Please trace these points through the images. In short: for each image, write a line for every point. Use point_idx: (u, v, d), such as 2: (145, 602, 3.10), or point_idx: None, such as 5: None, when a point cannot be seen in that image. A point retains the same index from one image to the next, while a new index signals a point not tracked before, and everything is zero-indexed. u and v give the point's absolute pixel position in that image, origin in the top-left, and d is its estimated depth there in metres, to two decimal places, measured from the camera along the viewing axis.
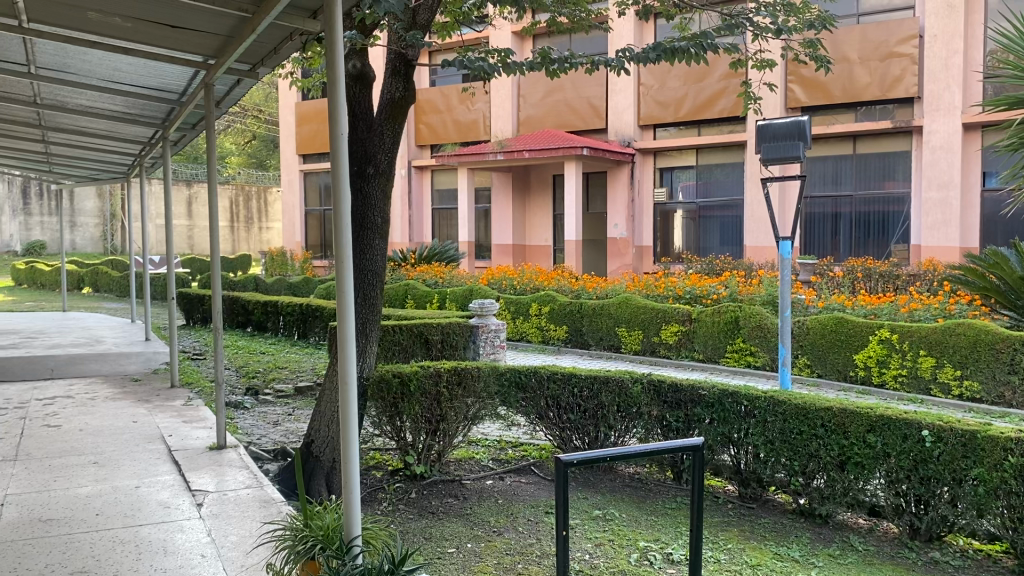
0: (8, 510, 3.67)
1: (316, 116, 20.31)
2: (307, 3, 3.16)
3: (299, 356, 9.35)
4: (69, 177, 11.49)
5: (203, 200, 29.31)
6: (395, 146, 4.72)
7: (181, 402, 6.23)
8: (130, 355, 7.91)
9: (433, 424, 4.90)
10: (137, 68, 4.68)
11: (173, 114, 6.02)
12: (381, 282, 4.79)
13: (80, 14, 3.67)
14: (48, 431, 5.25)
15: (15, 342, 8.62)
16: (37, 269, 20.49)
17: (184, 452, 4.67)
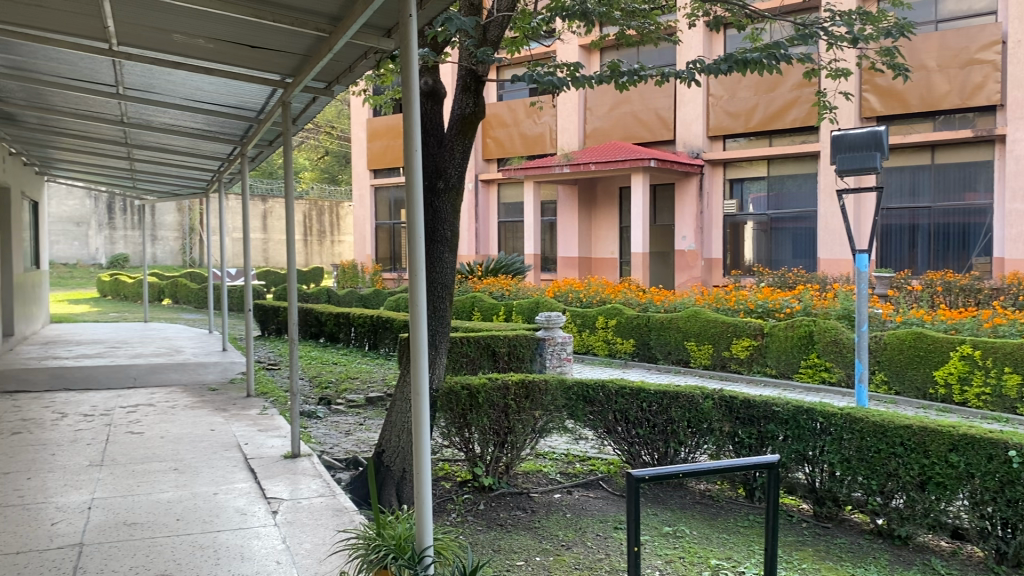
0: (95, 514, 3.82)
1: (387, 132, 20.68)
2: (381, 23, 3.24)
3: (370, 367, 9.50)
4: (152, 193, 11.95)
5: (278, 214, 30.08)
6: (465, 162, 4.78)
7: (256, 411, 6.38)
8: (208, 365, 8.14)
9: (501, 437, 4.91)
10: (217, 87, 4.84)
11: (250, 131, 6.20)
12: (450, 295, 4.84)
13: (166, 36, 3.82)
14: (131, 438, 5.45)
15: (101, 352, 8.97)
16: (120, 281, 21.28)
17: (260, 460, 4.78)
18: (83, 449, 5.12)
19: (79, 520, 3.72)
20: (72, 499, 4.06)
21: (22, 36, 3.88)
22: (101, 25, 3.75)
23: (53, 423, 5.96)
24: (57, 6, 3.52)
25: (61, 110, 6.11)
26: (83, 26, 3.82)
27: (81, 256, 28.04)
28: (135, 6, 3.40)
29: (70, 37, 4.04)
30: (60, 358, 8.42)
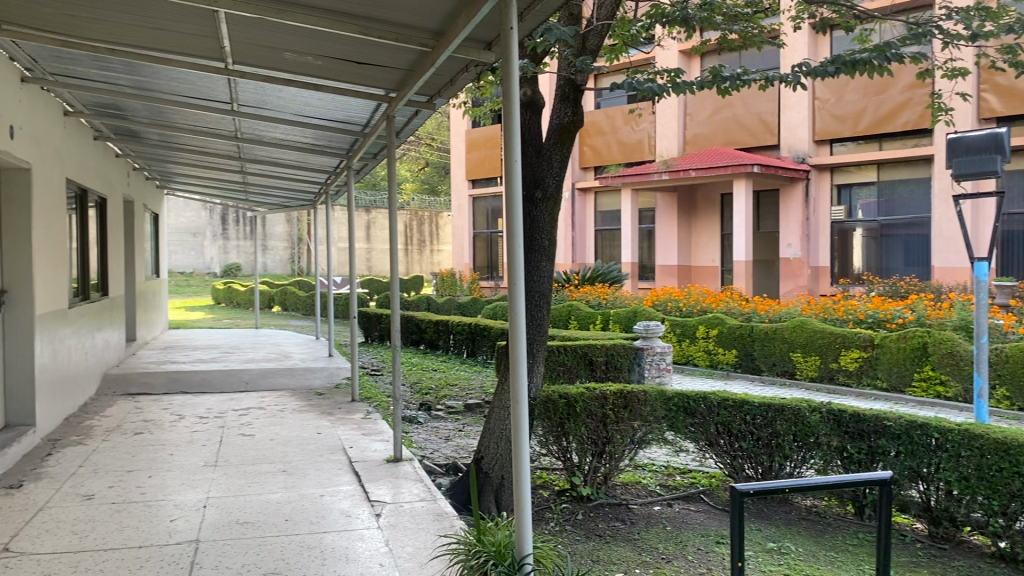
0: (210, 512, 3.99)
1: (485, 142, 20.91)
2: (482, 36, 3.30)
3: (469, 374, 9.61)
4: (263, 205, 12.46)
5: (381, 225, 30.82)
6: (563, 171, 4.79)
7: (361, 415, 6.54)
8: (315, 370, 8.40)
9: (599, 447, 4.89)
10: (324, 102, 5.00)
11: (355, 144, 6.38)
12: (548, 304, 4.85)
13: (278, 55, 3.99)
14: (244, 440, 5.68)
15: (215, 357, 9.38)
16: (233, 289, 22.21)
17: (363, 464, 4.90)
18: (199, 450, 5.38)
19: (195, 518, 3.90)
20: (189, 497, 4.26)
21: (147, 58, 4.12)
22: (218, 46, 3.94)
23: (172, 424, 6.27)
24: (179, 28, 3.72)
25: (181, 127, 6.45)
26: (201, 47, 4.02)
27: (197, 265, 29.44)
28: (250, 26, 3.56)
29: (190, 57, 4.26)
30: (178, 362, 8.86)
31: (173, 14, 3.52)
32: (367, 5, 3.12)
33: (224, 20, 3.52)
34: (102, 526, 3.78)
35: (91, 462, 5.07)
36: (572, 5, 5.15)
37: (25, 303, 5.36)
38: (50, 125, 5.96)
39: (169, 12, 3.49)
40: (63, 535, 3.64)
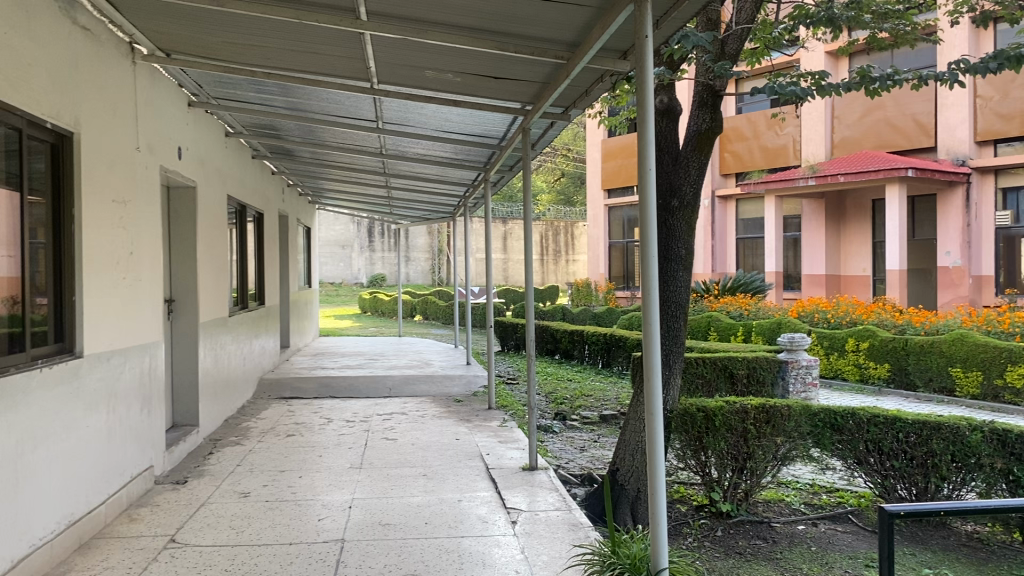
0: (354, 513, 4.16)
1: (621, 151, 20.79)
2: (618, 45, 3.32)
3: (605, 385, 9.55)
4: (405, 218, 12.90)
5: (517, 235, 31.21)
6: (701, 178, 4.70)
7: (497, 423, 6.64)
8: (454, 378, 8.58)
9: (739, 462, 4.74)
10: (463, 117, 5.13)
11: (493, 157, 6.49)
12: (685, 314, 4.78)
13: (420, 73, 4.13)
14: (386, 444, 5.88)
15: (360, 363, 9.77)
16: (378, 299, 23.03)
17: (500, 471, 4.98)
18: (346, 452, 5.61)
19: (342, 518, 4.07)
20: (336, 497, 4.45)
21: (300, 80, 4.37)
22: (364, 67, 4.13)
23: (320, 428, 6.57)
24: (328, 52, 3.92)
25: (330, 145, 6.77)
26: (348, 69, 4.21)
27: (345, 276, 30.75)
28: (394, 47, 3.71)
29: (339, 78, 4.48)
30: (327, 368, 9.28)
31: (324, 39, 3.72)
32: (504, 21, 3.19)
33: (370, 42, 3.68)
34: (257, 523, 4.00)
35: (248, 461, 5.39)
36: (710, 10, 5.06)
37: (191, 312, 5.78)
38: (214, 145, 6.40)
39: (320, 36, 3.68)
40: (223, 530, 3.88)
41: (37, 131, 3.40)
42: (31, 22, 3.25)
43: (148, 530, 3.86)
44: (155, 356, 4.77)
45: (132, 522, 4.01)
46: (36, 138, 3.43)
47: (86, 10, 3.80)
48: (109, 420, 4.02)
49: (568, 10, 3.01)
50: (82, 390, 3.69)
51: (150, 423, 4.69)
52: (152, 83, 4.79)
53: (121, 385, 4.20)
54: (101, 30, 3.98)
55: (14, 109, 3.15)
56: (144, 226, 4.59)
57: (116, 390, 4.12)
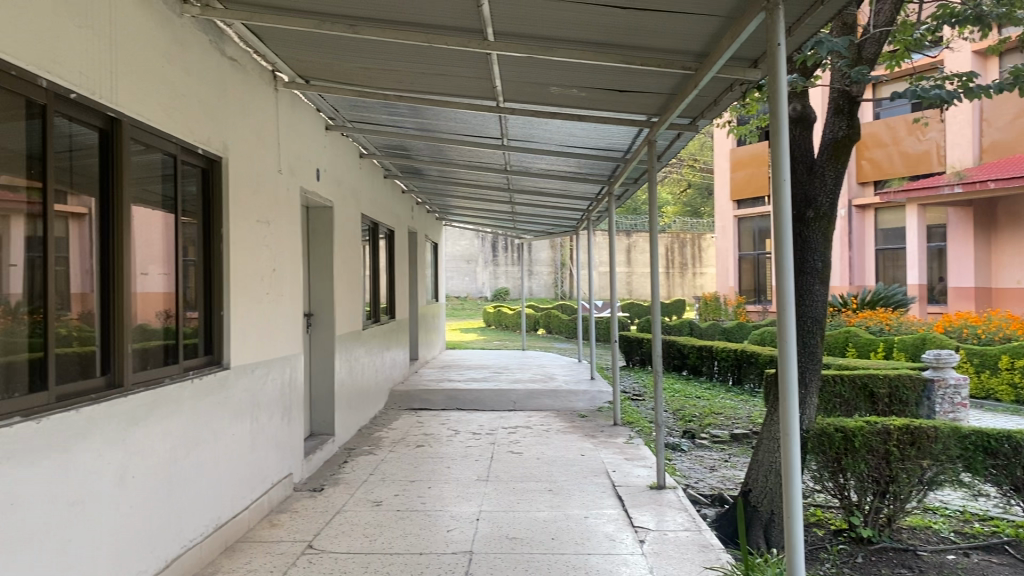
0: (482, 525, 4.21)
1: (751, 161, 20.27)
2: (747, 54, 3.25)
3: (735, 403, 9.26)
4: (530, 232, 13.01)
5: (642, 248, 30.87)
6: (838, 188, 4.52)
7: (624, 440, 6.57)
8: (578, 393, 8.52)
9: (881, 486, 4.51)
10: (588, 131, 5.13)
11: (617, 171, 6.43)
12: (822, 329, 4.59)
13: (546, 90, 4.16)
14: (512, 457, 5.93)
15: (486, 377, 9.88)
16: (502, 312, 23.27)
17: (627, 488, 4.92)
18: (473, 464, 5.70)
19: (470, 530, 4.12)
20: (464, 509, 4.52)
21: (429, 101, 4.50)
22: (491, 86, 4.20)
23: (448, 439, 6.69)
24: (456, 73, 4.02)
25: (457, 162, 6.92)
26: (474, 88, 4.30)
27: (470, 290, 31.29)
28: (520, 66, 3.76)
29: (467, 98, 4.58)
30: (454, 381, 9.44)
31: (452, 60, 3.80)
32: (630, 35, 3.18)
33: (497, 62, 3.74)
34: (388, 531, 4.11)
35: (380, 470, 5.55)
36: (846, 14, 4.88)
37: (328, 325, 6.03)
38: (349, 166, 6.66)
39: (448, 58, 3.77)
40: (357, 537, 4.01)
41: (190, 157, 3.64)
42: (186, 56, 3.48)
43: (287, 536, 4.03)
44: (295, 368, 5.00)
45: (273, 527, 4.20)
46: (189, 163, 3.67)
47: (234, 42, 4.04)
48: (253, 429, 4.24)
49: (696, 21, 2.97)
50: (229, 400, 3.91)
51: (290, 432, 4.91)
52: (292, 109, 5.03)
53: (264, 395, 4.42)
54: (247, 60, 4.22)
55: (170, 137, 3.38)
56: (286, 245, 4.82)
57: (259, 400, 4.34)
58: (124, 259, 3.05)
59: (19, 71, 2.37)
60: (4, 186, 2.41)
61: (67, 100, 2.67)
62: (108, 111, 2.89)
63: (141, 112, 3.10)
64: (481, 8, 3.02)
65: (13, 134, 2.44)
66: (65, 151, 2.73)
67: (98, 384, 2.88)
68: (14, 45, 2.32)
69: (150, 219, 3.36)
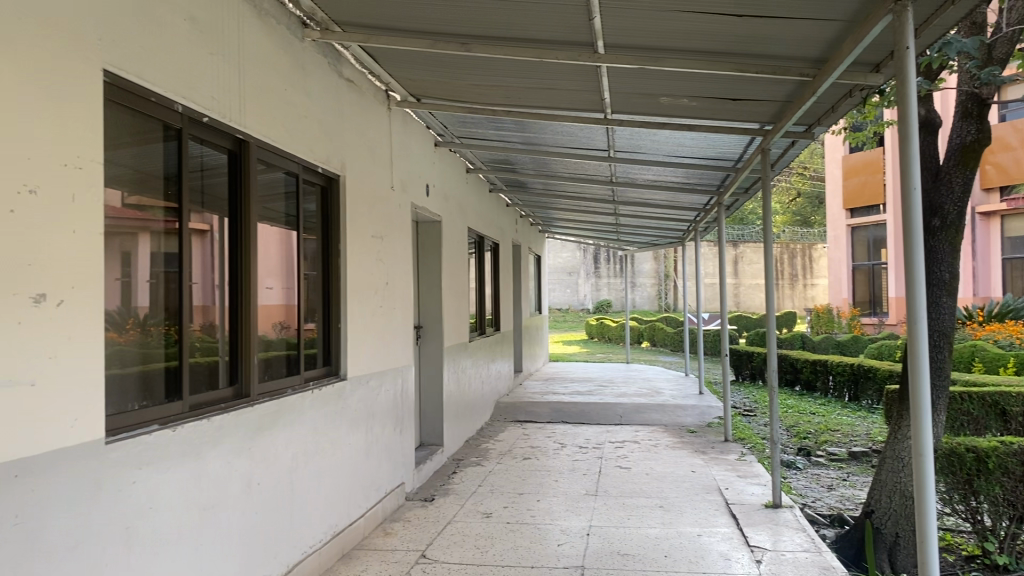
0: (593, 541, 4.18)
1: (865, 168, 19.50)
2: (868, 58, 3.13)
3: (853, 419, 8.89)
4: (634, 244, 12.90)
5: (749, 259, 30.13)
6: (966, 196, 4.31)
7: (735, 456, 6.41)
8: (686, 408, 8.34)
9: (1017, 510, 4.24)
10: (697, 141, 5.06)
11: (727, 181, 6.31)
12: (950, 344, 4.38)
13: (656, 101, 4.12)
14: (620, 472, 5.88)
15: (592, 390, 9.83)
16: (605, 324, 23.12)
17: (741, 507, 4.79)
18: (581, 478, 5.67)
19: (581, 545, 4.10)
20: (574, 524, 4.50)
21: (537, 116, 4.53)
22: (599, 99, 4.19)
23: (555, 452, 6.68)
24: (565, 86, 4.03)
25: (562, 175, 6.94)
26: (583, 102, 4.30)
27: (572, 302, 31.26)
28: (629, 77, 3.74)
29: (575, 112, 4.59)
30: (559, 394, 9.43)
31: (560, 74, 3.82)
32: (744, 42, 3.13)
33: (606, 74, 3.74)
34: (500, 543, 4.13)
35: (489, 482, 5.59)
36: (975, 13, 4.65)
37: (437, 337, 6.13)
38: (456, 181, 6.78)
39: (557, 72, 3.79)
40: (469, 548, 4.05)
41: (310, 176, 3.79)
42: (307, 78, 3.62)
43: (401, 545, 4.10)
44: (407, 379, 5.10)
45: (387, 535, 4.28)
46: (309, 182, 3.82)
47: (351, 64, 4.18)
48: (368, 438, 4.34)
49: (814, 26, 2.89)
50: (346, 410, 4.02)
51: (402, 442, 5.01)
52: (404, 127, 5.16)
53: (378, 406, 4.53)
54: (362, 80, 4.36)
55: (292, 157, 3.52)
56: (398, 259, 4.94)
57: (373, 411, 4.44)
58: (251, 274, 3.19)
59: (158, 97, 2.51)
60: (134, 204, 2.49)
61: (200, 124, 2.82)
62: (237, 133, 3.04)
63: (267, 133, 3.24)
64: (592, 21, 3.03)
65: (151, 155, 2.58)
66: (197, 171, 2.88)
67: (226, 394, 3.02)
68: (155, 73, 2.47)
69: (272, 235, 3.49)
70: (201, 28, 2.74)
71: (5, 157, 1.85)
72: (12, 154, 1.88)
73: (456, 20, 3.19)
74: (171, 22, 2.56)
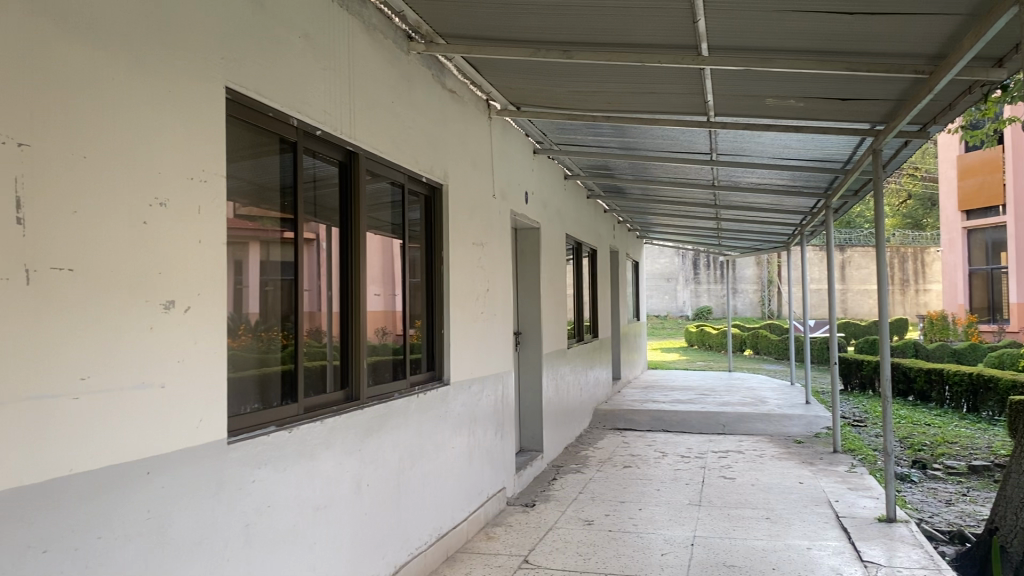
0: (697, 551, 4.11)
1: (982, 167, 18.54)
2: (990, 53, 3.00)
3: (972, 432, 8.46)
4: (735, 249, 12.65)
5: (857, 265, 29.06)
6: None
7: (845, 468, 6.19)
8: (793, 418, 8.10)
9: None
10: (804, 143, 4.93)
11: (836, 183, 6.11)
12: None
13: (761, 102, 4.04)
14: (724, 482, 5.76)
15: (693, 398, 9.67)
16: (705, 331, 22.74)
17: (852, 520, 4.62)
18: (683, 488, 5.58)
19: (685, 555, 4.04)
20: (677, 533, 4.44)
21: (638, 121, 4.50)
22: (702, 102, 4.13)
23: (656, 461, 6.61)
24: (667, 90, 3.99)
25: (662, 180, 6.87)
26: (685, 105, 4.25)
27: (671, 308, 30.87)
28: (734, 79, 3.67)
29: (677, 116, 4.53)
30: (659, 402, 9.32)
31: (663, 78, 3.79)
32: (855, 41, 3.04)
33: (710, 76, 3.69)
34: (602, 551, 4.12)
35: (589, 489, 5.57)
36: None
37: (536, 344, 6.15)
38: (555, 188, 6.80)
39: (660, 76, 3.76)
40: (572, 555, 4.05)
41: (414, 186, 3.88)
42: (412, 90, 3.72)
43: (504, 549, 4.14)
44: (508, 385, 5.15)
45: (489, 539, 4.33)
46: (414, 191, 3.92)
47: (454, 75, 4.26)
48: (470, 443, 4.40)
49: (931, 21, 2.78)
50: (449, 414, 4.08)
51: (504, 448, 5.06)
52: (504, 134, 5.22)
53: (480, 412, 4.58)
54: (464, 91, 4.44)
55: (397, 167, 3.61)
56: (499, 266, 4.99)
57: (475, 416, 4.50)
58: (360, 282, 3.28)
59: (275, 112, 2.63)
60: (245, 215, 2.56)
61: (314, 137, 2.93)
62: (347, 145, 3.14)
63: (375, 145, 3.34)
64: (696, 23, 2.99)
65: (268, 168, 2.69)
66: (310, 183, 2.99)
67: (337, 398, 3.12)
68: (271, 89, 2.57)
69: (378, 243, 3.59)
70: (314, 44, 2.85)
71: (141, 173, 1.98)
72: (145, 170, 2.00)
73: (558, 28, 3.21)
74: (287, 39, 2.67)
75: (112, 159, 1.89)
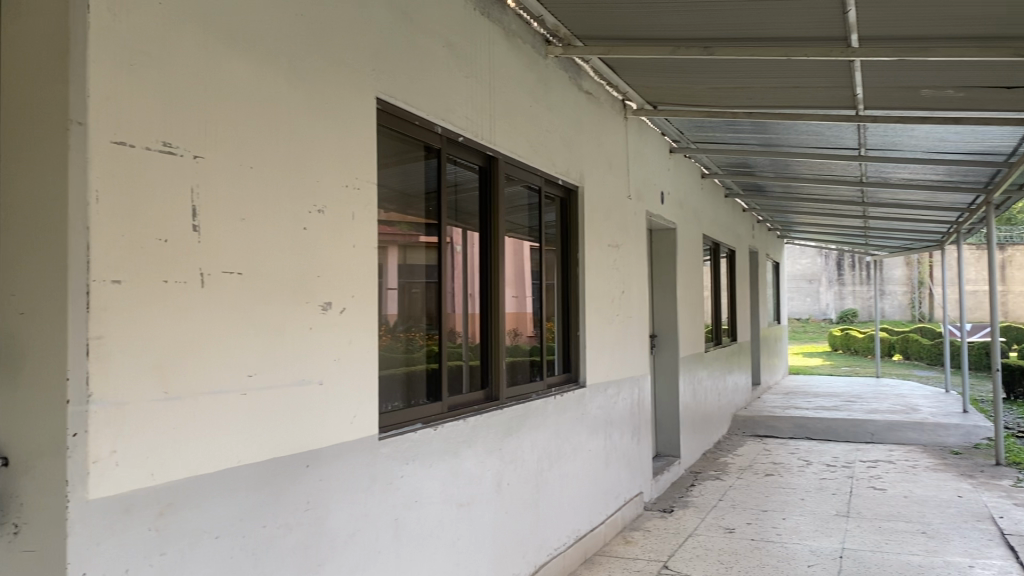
0: (846, 564, 3.93)
1: None
2: None
3: None
4: (883, 249, 12.02)
5: (1019, 264, 27.01)
6: None
7: (1010, 483, 5.77)
8: (950, 428, 7.62)
9: None
10: (962, 135, 4.64)
11: (998, 177, 5.71)
12: None
13: (915, 94, 3.83)
14: (874, 493, 5.49)
15: (839, 405, 9.25)
16: (851, 336, 21.75)
17: (1020, 538, 4.30)
18: (829, 498, 5.36)
19: (833, 568, 3.88)
20: (824, 544, 4.27)
21: (781, 117, 4.36)
22: (850, 95, 3.96)
23: (800, 469, 6.37)
24: (813, 84, 3.85)
25: (805, 177, 6.63)
26: (832, 99, 4.09)
27: (813, 311, 29.70)
28: (886, 69, 3.50)
29: (823, 110, 4.36)
30: (802, 408, 8.97)
31: (808, 72, 3.65)
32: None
33: (858, 68, 3.53)
34: (744, 560, 4.01)
35: (730, 496, 5.44)
36: None
37: (672, 346, 6.06)
38: (691, 187, 6.69)
39: (805, 70, 3.63)
40: (713, 563, 3.96)
41: (551, 188, 3.90)
42: (549, 93, 3.74)
43: (642, 554, 4.10)
44: (644, 388, 5.09)
45: (628, 544, 4.30)
46: (551, 194, 3.94)
47: (590, 76, 4.26)
48: (607, 445, 4.38)
49: None
50: (586, 416, 4.09)
51: (640, 452, 5.01)
52: (640, 134, 5.17)
53: (616, 414, 4.56)
54: (600, 93, 4.44)
55: (535, 170, 3.64)
56: (635, 267, 4.95)
57: (612, 418, 4.48)
58: (499, 283, 3.34)
59: (421, 120, 2.71)
60: (389, 220, 2.65)
61: (456, 143, 3.00)
62: (487, 150, 3.20)
63: (514, 149, 3.38)
64: (846, 14, 2.87)
65: (413, 174, 2.78)
66: (451, 187, 3.06)
67: (477, 398, 3.18)
68: (418, 98, 2.66)
69: (515, 246, 3.63)
70: (457, 52, 2.92)
71: (301, 181, 2.09)
72: (305, 178, 2.11)
73: (699, 25, 3.16)
74: (432, 49, 2.75)
75: (276, 167, 2.00)
